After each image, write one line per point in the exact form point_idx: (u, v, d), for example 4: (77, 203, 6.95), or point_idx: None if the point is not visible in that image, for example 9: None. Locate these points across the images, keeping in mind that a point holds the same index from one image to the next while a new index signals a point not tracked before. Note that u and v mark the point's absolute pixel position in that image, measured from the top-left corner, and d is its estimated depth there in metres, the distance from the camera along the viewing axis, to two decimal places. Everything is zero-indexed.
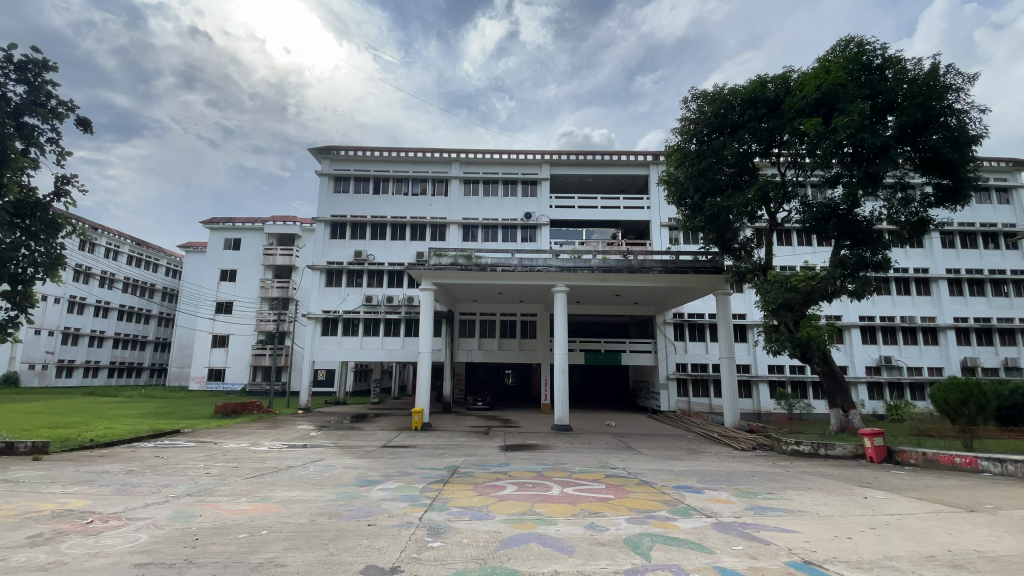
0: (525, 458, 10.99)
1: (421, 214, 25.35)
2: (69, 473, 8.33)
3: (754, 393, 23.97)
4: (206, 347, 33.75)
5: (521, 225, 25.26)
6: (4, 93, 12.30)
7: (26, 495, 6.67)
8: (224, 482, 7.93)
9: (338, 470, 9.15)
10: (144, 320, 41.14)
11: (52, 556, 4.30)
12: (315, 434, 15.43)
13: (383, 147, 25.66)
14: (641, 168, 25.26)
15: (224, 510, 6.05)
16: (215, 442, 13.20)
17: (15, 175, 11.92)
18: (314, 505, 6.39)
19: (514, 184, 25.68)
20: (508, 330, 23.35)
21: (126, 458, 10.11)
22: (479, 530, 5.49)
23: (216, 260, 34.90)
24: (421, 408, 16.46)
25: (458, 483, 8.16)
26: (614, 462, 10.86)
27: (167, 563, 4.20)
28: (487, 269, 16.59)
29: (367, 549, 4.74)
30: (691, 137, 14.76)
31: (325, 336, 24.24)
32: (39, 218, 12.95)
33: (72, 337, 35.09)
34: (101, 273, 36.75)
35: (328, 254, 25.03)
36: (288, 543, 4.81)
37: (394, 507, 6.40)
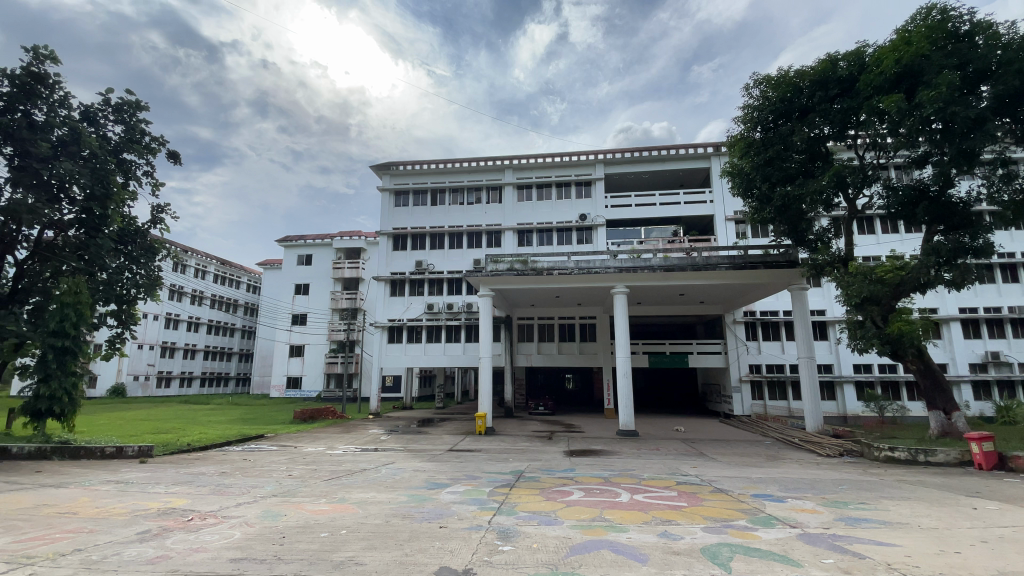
0: (592, 464, 10.80)
1: (477, 222, 25.77)
2: (171, 475, 9.15)
3: (839, 395, 22.29)
4: (285, 356, 36.05)
5: (576, 227, 24.90)
6: (105, 134, 13.89)
7: (136, 494, 7.38)
8: (305, 484, 8.40)
9: (408, 474, 9.43)
10: (230, 333, 44.63)
11: (159, 551, 4.70)
12: (385, 438, 16.02)
13: (439, 159, 26.37)
14: (701, 160, 24.27)
15: (306, 510, 6.39)
16: (295, 446, 14.03)
17: (117, 207, 13.50)
18: (387, 507, 6.61)
19: (568, 186, 25.41)
20: (568, 334, 23.09)
21: (218, 461, 10.95)
22: (549, 536, 5.44)
23: (291, 275, 37.31)
24: (484, 413, 16.63)
25: (524, 488, 8.15)
26: (686, 468, 10.45)
27: (258, 559, 4.48)
28: (543, 272, 16.54)
29: (440, 550, 4.83)
30: (755, 125, 13.96)
31: (391, 344, 25.14)
32: (139, 244, 14.57)
33: (169, 350, 38.74)
34: (191, 291, 40.34)
35: (391, 265, 26.04)
36: (365, 542, 4.99)
37: (463, 510, 6.49)
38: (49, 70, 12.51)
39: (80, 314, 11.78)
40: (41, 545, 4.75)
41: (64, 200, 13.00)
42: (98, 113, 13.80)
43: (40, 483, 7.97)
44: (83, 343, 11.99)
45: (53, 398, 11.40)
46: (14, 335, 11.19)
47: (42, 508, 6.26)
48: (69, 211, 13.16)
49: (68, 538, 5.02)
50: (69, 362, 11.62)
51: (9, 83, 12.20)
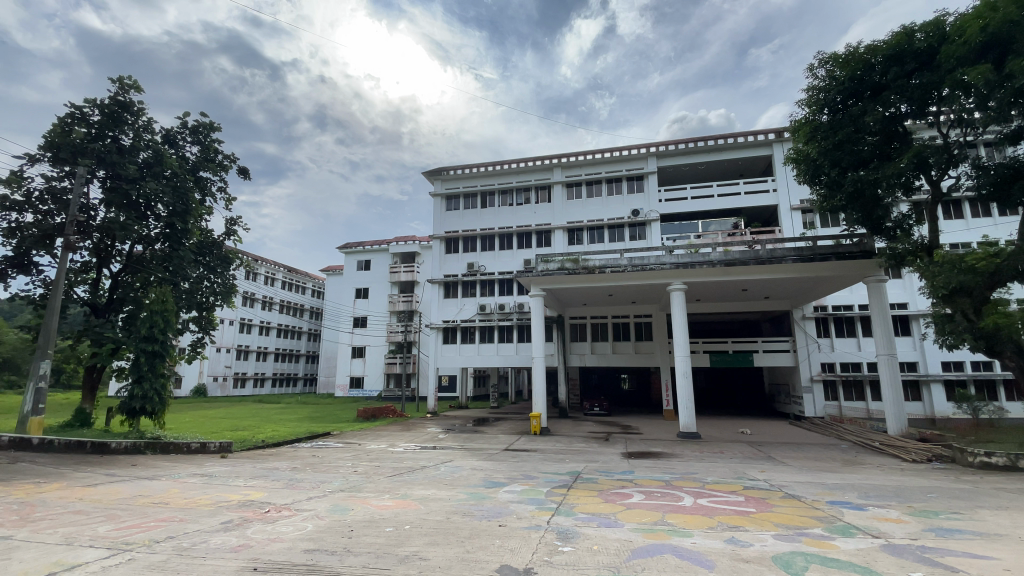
0: (652, 467, 10.51)
1: (527, 222, 25.81)
2: (248, 469, 9.81)
3: (925, 395, 20.52)
4: (347, 358, 37.78)
5: (629, 223, 24.33)
6: (184, 154, 15.12)
7: (219, 487, 7.95)
8: (370, 480, 8.75)
9: (466, 472, 9.59)
10: (297, 336, 47.25)
11: (241, 539, 5.03)
12: (443, 436, 16.39)
13: (487, 162, 26.67)
14: (763, 148, 23.06)
15: (371, 505, 6.64)
16: (359, 443, 14.65)
17: (196, 222, 14.84)
18: (447, 504, 6.75)
19: (619, 181, 24.88)
20: (622, 333, 22.62)
21: (290, 457, 11.62)
22: (610, 538, 5.35)
23: (351, 280, 39.00)
24: (539, 413, 16.62)
25: (582, 488, 8.06)
26: (753, 472, 9.96)
27: (329, 550, 4.70)
28: (595, 271, 16.27)
29: (500, 548, 4.85)
30: (822, 108, 13.09)
31: (446, 344, 25.71)
32: (216, 255, 15.87)
33: (244, 353, 41.55)
34: (262, 297, 43.06)
35: (444, 267, 26.64)
36: (427, 538, 5.11)
37: (522, 509, 6.50)
38: (134, 99, 13.78)
39: (167, 320, 12.86)
40: (139, 532, 5.21)
41: (150, 216, 14.26)
42: (177, 135, 15.03)
43: (137, 475, 8.77)
44: (170, 347, 13.06)
45: (146, 397, 12.48)
46: (112, 342, 13.02)
47: (139, 498, 6.88)
48: (155, 227, 14.40)
49: (161, 526, 5.48)
50: (159, 364, 12.70)
51: (99, 112, 13.51)
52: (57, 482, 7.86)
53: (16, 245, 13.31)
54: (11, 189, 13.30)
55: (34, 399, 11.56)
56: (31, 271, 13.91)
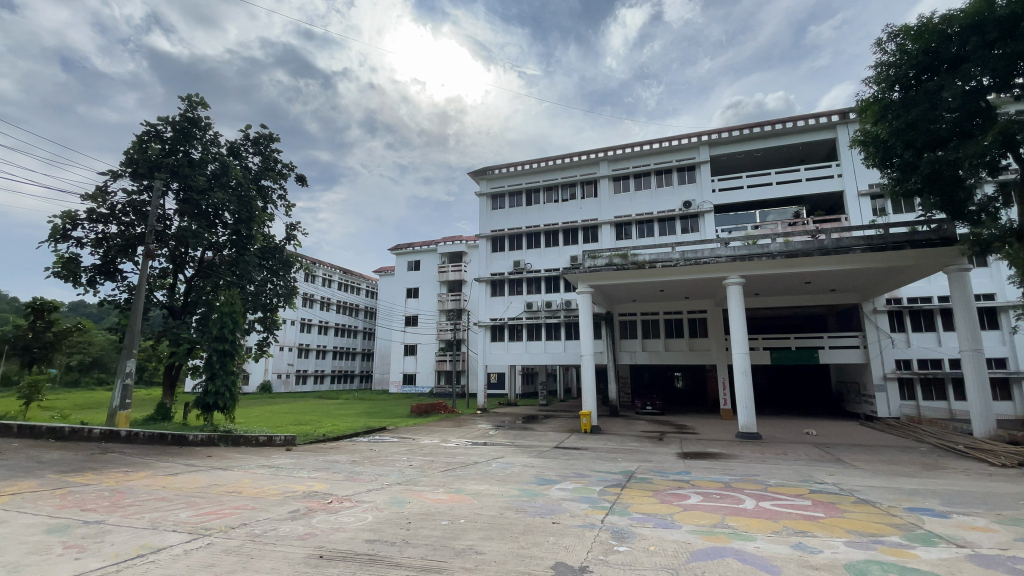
0: (709, 468, 10.15)
1: (573, 218, 25.58)
2: (312, 462, 10.31)
3: (1017, 394, 18.68)
4: (400, 356, 38.93)
5: (680, 216, 23.57)
6: (248, 164, 16.09)
7: (285, 478, 8.41)
8: (425, 474, 8.97)
9: (518, 468, 9.64)
10: (353, 335, 49.18)
11: (306, 528, 5.28)
12: (493, 433, 16.53)
13: (532, 159, 26.62)
14: (825, 131, 21.69)
15: (427, 498, 6.81)
16: (413, 438, 15.08)
17: (260, 228, 15.75)
18: (500, 499, 6.80)
19: (669, 173, 24.13)
20: (675, 329, 21.96)
21: (349, 451, 12.12)
22: (667, 539, 5.21)
23: (402, 281, 40.14)
24: (589, 411, 16.45)
25: (637, 488, 7.91)
26: (820, 475, 9.41)
27: (389, 541, 4.84)
28: (645, 266, 15.84)
29: (554, 545, 4.84)
30: (892, 85, 12.16)
31: (494, 342, 25.97)
32: (278, 259, 16.78)
33: (305, 351, 43.67)
34: (320, 298, 45.09)
35: (491, 266, 26.93)
36: (482, 533, 5.17)
37: (575, 507, 6.45)
38: (201, 114, 14.76)
39: (236, 321, 13.72)
40: (216, 519, 5.59)
41: (218, 224, 15.24)
42: (241, 147, 15.98)
43: (212, 466, 9.42)
44: (238, 346, 13.90)
45: (218, 393, 13.34)
46: (188, 342, 14.05)
47: (215, 487, 7.40)
48: (223, 234, 15.37)
49: (235, 513, 5.84)
50: (229, 362, 13.54)
51: (171, 129, 14.58)
52: (144, 470, 8.57)
53: (104, 254, 14.61)
54: (98, 203, 14.60)
55: (122, 395, 12.62)
56: (116, 278, 15.22)
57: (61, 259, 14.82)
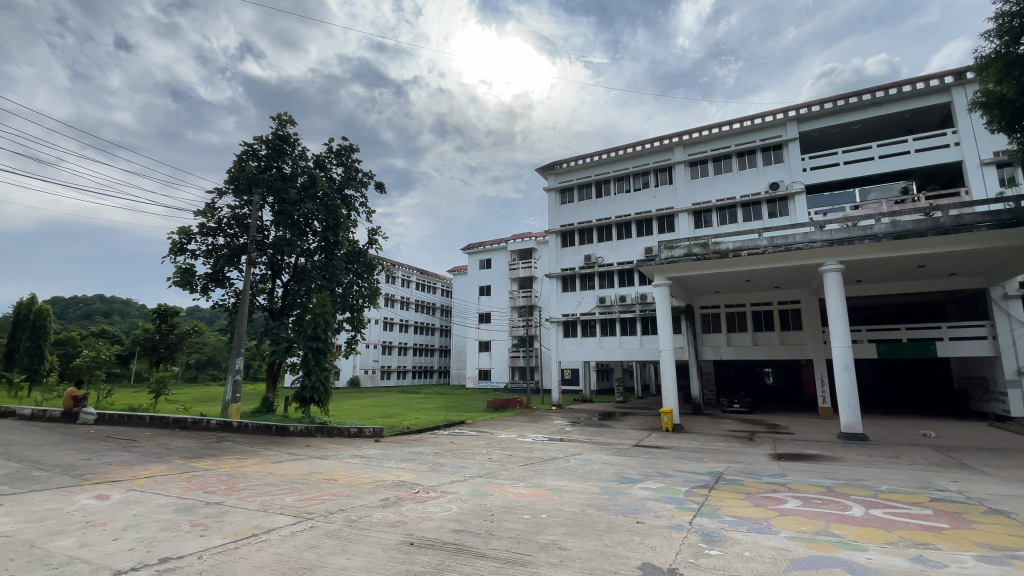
0: (806, 470, 9.39)
1: (647, 208, 24.76)
2: (399, 453, 10.86)
3: None
4: (475, 352, 39.93)
5: (766, 199, 21.97)
6: (332, 175, 17.21)
7: (376, 468, 8.91)
8: (505, 467, 9.10)
9: (597, 465, 9.51)
10: (431, 332, 51.17)
11: (397, 516, 5.55)
12: (570, 429, 16.44)
13: (601, 150, 26.04)
14: (937, 95, 19.22)
15: (508, 492, 6.90)
16: (492, 432, 15.40)
17: (346, 234, 16.82)
18: (582, 496, 6.74)
19: (751, 154, 22.58)
20: (763, 322, 20.60)
21: (431, 443, 12.63)
22: (762, 544, 4.88)
23: (475, 279, 41.13)
24: (670, 408, 15.87)
25: (726, 490, 7.50)
26: (941, 481, 8.37)
27: (474, 532, 4.96)
28: (729, 255, 14.94)
29: (640, 545, 4.70)
30: (1018, 37, 10.41)
31: (567, 338, 25.87)
32: (362, 262, 17.83)
33: (388, 348, 46.05)
34: (400, 298, 47.33)
35: (561, 261, 26.92)
36: (565, 528, 5.15)
37: (660, 507, 6.24)
38: (290, 131, 16.03)
39: (327, 321, 14.81)
40: (317, 504, 6.03)
41: (309, 233, 16.49)
42: (326, 159, 17.13)
43: (311, 455, 10.22)
44: (330, 344, 14.95)
45: (314, 387, 14.41)
46: (286, 341, 15.29)
47: (314, 475, 8.02)
48: (313, 241, 16.60)
49: (332, 499, 6.28)
50: (322, 359, 14.61)
51: (266, 147, 15.95)
52: (254, 458, 9.48)
53: (214, 264, 16.28)
54: (207, 218, 16.31)
55: (233, 390, 14.02)
56: (225, 284, 16.91)
57: (179, 269, 16.72)
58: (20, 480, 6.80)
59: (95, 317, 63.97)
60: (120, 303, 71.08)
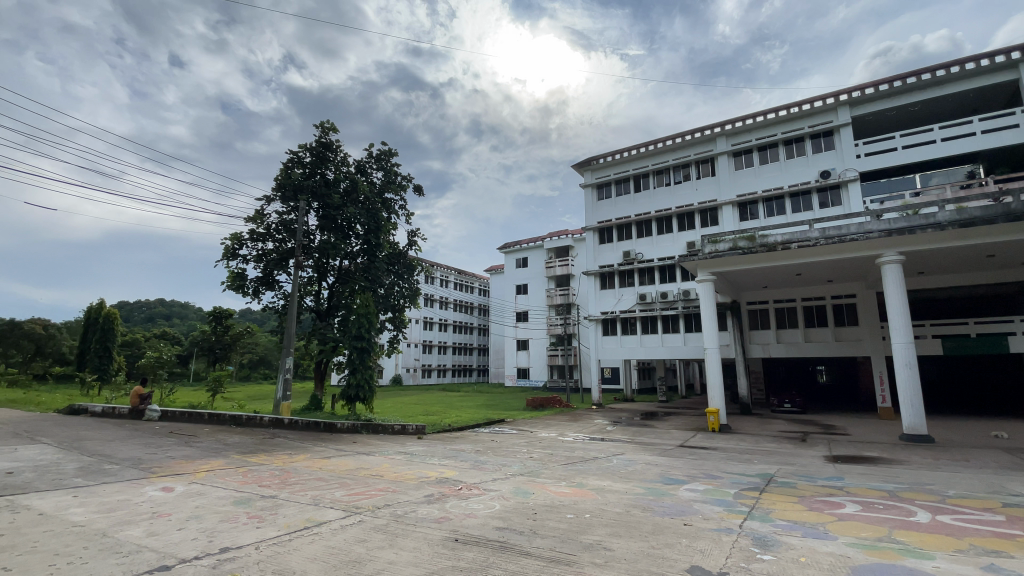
0: (865, 473, 8.88)
1: (688, 202, 24.10)
2: (441, 450, 11.03)
3: None
4: (513, 350, 40.01)
5: (817, 188, 20.93)
6: (373, 179, 17.66)
7: (419, 464, 9.08)
8: (546, 466, 9.08)
9: (641, 466, 9.35)
10: (469, 331, 51.70)
11: (441, 512, 5.63)
12: (611, 429, 16.22)
13: (639, 143, 25.53)
14: (1006, 72, 17.81)
15: (551, 491, 6.86)
16: (532, 431, 15.41)
17: (387, 236, 17.21)
18: (626, 497, 6.63)
19: (799, 142, 21.59)
20: (814, 317, 19.67)
21: (472, 441, 12.76)
22: (820, 551, 4.65)
23: (512, 278, 41.20)
24: (716, 408, 15.40)
25: (778, 493, 7.20)
26: (1016, 486, 7.75)
27: (518, 530, 4.97)
28: (777, 248, 14.33)
29: (688, 548, 4.58)
30: None
31: (607, 336, 25.60)
32: (402, 264, 18.21)
33: (428, 347, 46.83)
34: (439, 298, 48.05)
35: (599, 258, 26.68)
36: (609, 529, 5.07)
37: (708, 510, 6.06)
38: (333, 138, 16.55)
39: (371, 321, 15.21)
40: (364, 499, 6.20)
41: (352, 236, 16.99)
42: (366, 164, 17.58)
43: (357, 451, 10.53)
44: (374, 344, 15.33)
45: (359, 385, 14.78)
46: (333, 341, 15.78)
47: (361, 470, 8.25)
48: (356, 244, 17.08)
49: (379, 495, 6.44)
50: (367, 358, 15.00)
51: (310, 154, 16.53)
52: (304, 454, 9.85)
53: (264, 268, 17.02)
54: (257, 224, 17.05)
55: (284, 388, 14.60)
56: (275, 287, 17.63)
57: (232, 274, 17.56)
58: (94, 473, 7.32)
59: (156, 320, 68.03)
60: (179, 306, 75.33)
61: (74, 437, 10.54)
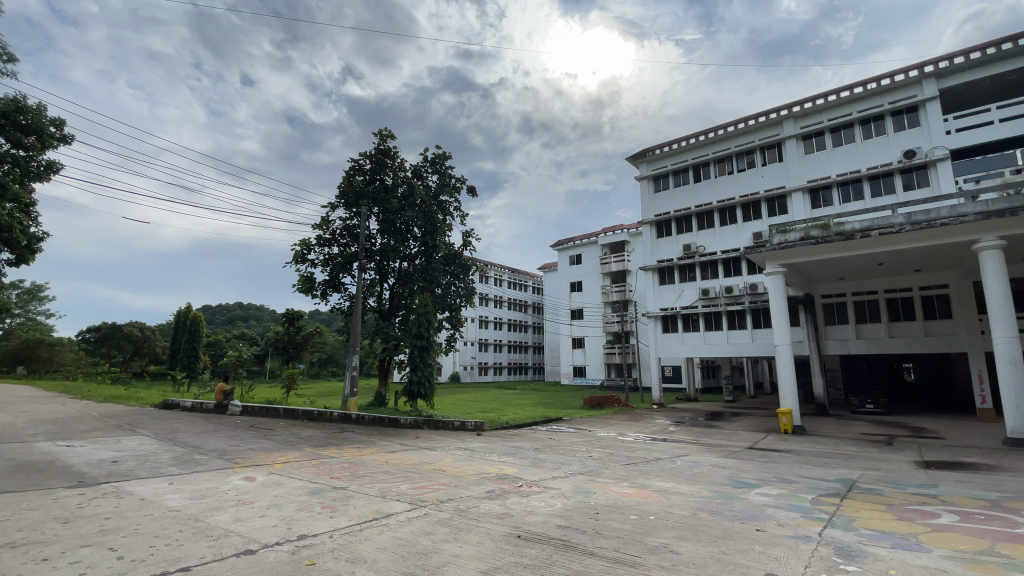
0: (963, 481, 8.06)
1: (753, 190, 22.90)
2: (500, 447, 11.13)
3: None
4: (569, 348, 39.68)
5: (900, 170, 19.22)
6: (428, 183, 18.10)
7: (480, 460, 9.22)
8: (607, 466, 8.93)
9: (707, 468, 8.99)
10: (524, 329, 51.95)
11: (503, 508, 5.68)
12: (673, 429, 15.71)
13: (698, 131, 24.55)
14: None
15: (612, 491, 6.75)
16: (590, 429, 15.24)
17: (444, 237, 17.61)
18: (692, 499, 6.39)
19: (878, 120, 19.90)
20: (900, 310, 18.12)
21: (530, 438, 12.81)
22: (912, 563, 4.26)
23: (566, 275, 40.93)
24: (788, 409, 14.52)
25: (861, 500, 6.67)
26: None
27: (580, 529, 4.92)
28: (855, 236, 13.31)
29: (762, 555, 4.35)
30: None
31: (667, 333, 24.90)
32: (458, 264, 18.55)
33: (484, 345, 47.51)
34: (493, 297, 48.58)
35: (657, 253, 25.97)
36: (675, 532, 4.91)
37: (783, 516, 5.72)
38: (390, 145, 17.12)
39: (430, 320, 15.62)
40: (428, 493, 6.37)
41: (410, 238, 17.51)
42: (422, 168, 18.05)
43: (420, 446, 10.85)
44: (433, 343, 15.72)
45: (421, 382, 15.21)
46: (395, 340, 16.31)
47: (424, 465, 8.50)
48: (414, 246, 17.57)
49: (442, 489, 6.60)
50: (427, 356, 15.43)
51: (370, 161, 17.19)
52: (370, 448, 10.28)
53: (331, 271, 17.91)
54: (323, 230, 17.97)
55: (351, 385, 15.32)
56: (341, 289, 18.52)
57: (302, 277, 18.63)
58: (187, 462, 8.00)
59: (236, 322, 73.51)
60: (255, 308, 80.96)
61: (168, 429, 11.58)
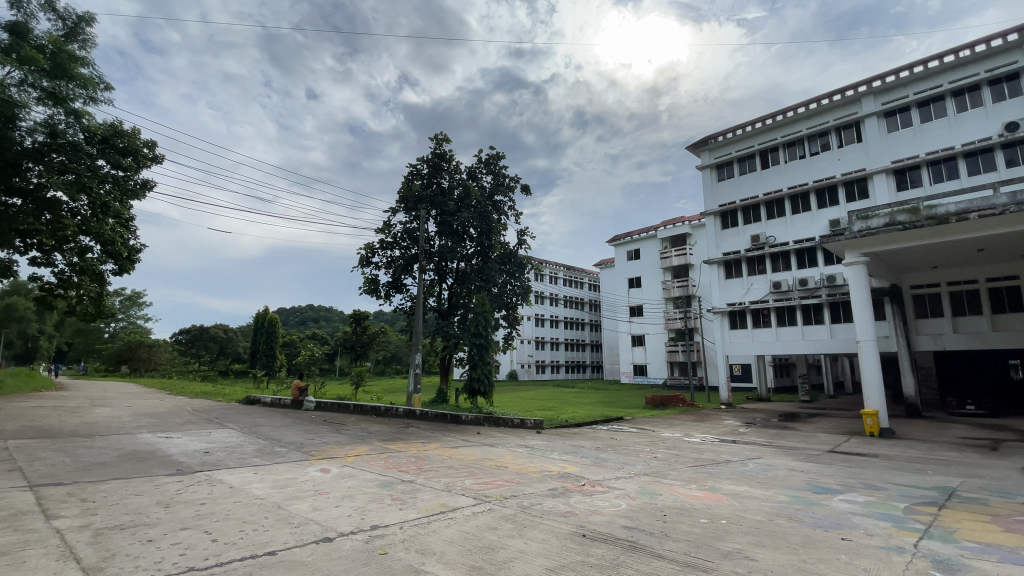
0: None
1: (828, 174, 21.33)
2: (561, 445, 11.09)
3: None
4: (628, 346, 38.89)
5: (1002, 144, 17.20)
6: (483, 184, 18.32)
7: (541, 458, 9.22)
8: (672, 467, 8.66)
9: (783, 472, 8.48)
10: (581, 327, 51.48)
11: (567, 507, 5.64)
12: (743, 430, 14.97)
13: (764, 115, 23.23)
14: None
15: (680, 493, 6.53)
16: (653, 429, 14.86)
17: (499, 237, 17.76)
18: (768, 504, 6.05)
19: (974, 90, 17.88)
20: (1005, 301, 16.23)
21: (592, 437, 12.67)
22: None
23: (624, 271, 40.11)
24: (875, 410, 13.34)
25: (963, 510, 6.02)
26: None
27: (647, 531, 4.80)
28: (950, 220, 12.05)
29: (849, 566, 4.04)
30: None
31: (734, 330, 23.79)
32: (515, 262, 18.63)
33: (541, 343, 47.56)
34: (549, 295, 48.51)
35: (721, 245, 24.87)
36: (750, 538, 4.67)
37: (871, 524, 5.29)
38: (446, 148, 17.52)
39: (488, 319, 15.84)
40: (491, 488, 6.45)
41: (467, 239, 17.80)
42: (477, 170, 18.31)
43: (482, 442, 11.03)
44: (492, 342, 15.90)
45: (481, 379, 15.46)
46: (454, 338, 16.64)
47: (487, 461, 8.62)
48: (471, 246, 17.83)
49: (505, 485, 6.66)
50: (486, 354, 15.64)
51: (427, 165, 17.67)
52: (435, 444, 10.57)
53: (394, 273, 18.58)
54: (386, 234, 18.69)
55: (414, 381, 15.71)
56: (403, 290, 19.16)
57: (368, 279, 19.47)
58: (269, 454, 8.60)
59: (307, 322, 78.27)
60: (324, 309, 85.77)
61: (251, 423, 12.51)
